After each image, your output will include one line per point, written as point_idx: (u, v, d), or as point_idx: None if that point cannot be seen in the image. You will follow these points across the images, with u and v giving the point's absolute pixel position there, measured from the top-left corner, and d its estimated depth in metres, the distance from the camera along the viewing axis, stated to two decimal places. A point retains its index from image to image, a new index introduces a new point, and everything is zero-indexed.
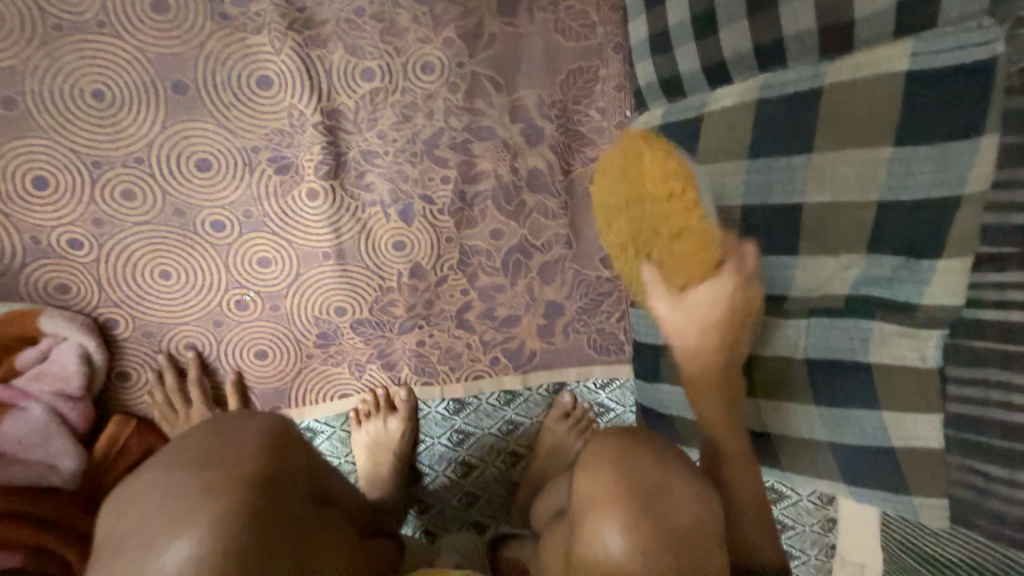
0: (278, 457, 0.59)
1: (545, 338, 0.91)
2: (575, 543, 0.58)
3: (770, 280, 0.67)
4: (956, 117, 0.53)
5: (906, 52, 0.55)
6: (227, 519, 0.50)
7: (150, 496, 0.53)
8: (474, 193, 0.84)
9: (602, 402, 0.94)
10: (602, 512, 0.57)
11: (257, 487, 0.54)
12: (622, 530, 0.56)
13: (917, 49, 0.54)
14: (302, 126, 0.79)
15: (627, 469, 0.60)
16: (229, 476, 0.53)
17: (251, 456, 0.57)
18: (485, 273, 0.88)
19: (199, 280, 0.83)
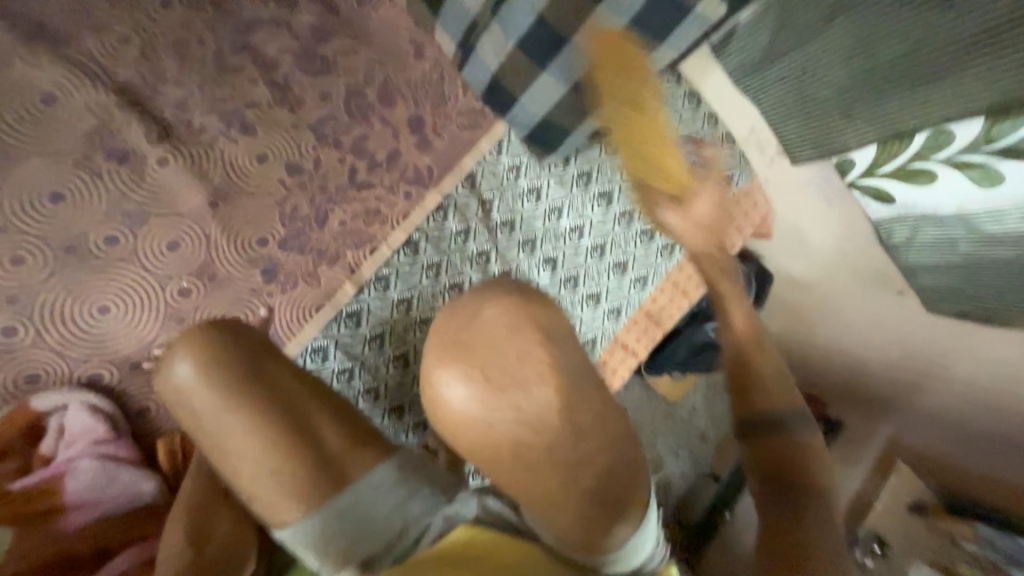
0: (283, 395, 0.78)
1: (426, 149, 1.04)
2: (429, 405, 0.56)
3: None
4: None
5: None
6: (270, 432, 0.75)
7: (199, 401, 0.74)
8: (283, 77, 0.95)
9: (510, 165, 1.09)
10: (452, 369, 0.53)
11: (294, 427, 0.77)
12: (470, 394, 0.53)
13: None
14: (108, 112, 0.86)
15: (532, 465, 0.55)
16: (262, 405, 0.76)
17: (269, 393, 0.77)
18: (344, 134, 1.00)
19: (134, 294, 0.90)
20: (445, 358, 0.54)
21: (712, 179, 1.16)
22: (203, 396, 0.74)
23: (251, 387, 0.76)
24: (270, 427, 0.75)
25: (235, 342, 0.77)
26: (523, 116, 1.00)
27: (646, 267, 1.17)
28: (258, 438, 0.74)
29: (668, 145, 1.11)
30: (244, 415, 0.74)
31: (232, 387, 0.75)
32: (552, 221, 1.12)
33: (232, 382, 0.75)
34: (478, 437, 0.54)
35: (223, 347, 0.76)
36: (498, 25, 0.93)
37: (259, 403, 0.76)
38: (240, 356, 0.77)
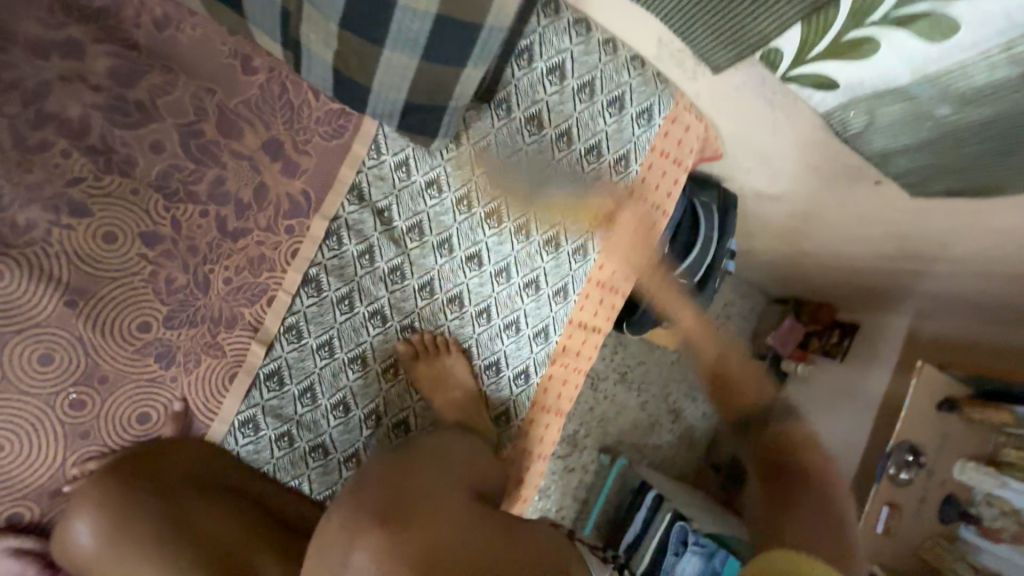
0: (178, 508, 0.80)
1: (295, 172, 0.91)
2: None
3: None
4: None
5: None
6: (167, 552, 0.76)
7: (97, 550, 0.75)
8: (100, 141, 0.82)
9: (396, 164, 0.95)
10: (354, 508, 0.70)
11: (191, 540, 0.78)
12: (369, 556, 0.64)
13: None
14: None
15: (458, 545, 0.66)
16: (155, 527, 0.77)
17: (162, 512, 0.78)
18: (195, 184, 0.87)
19: (24, 422, 0.82)
20: (353, 535, 0.66)
21: (630, 114, 1.00)
22: (106, 554, 0.75)
23: (138, 515, 0.77)
24: (167, 545, 0.76)
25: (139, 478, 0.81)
26: (384, 104, 0.86)
27: (582, 234, 1.04)
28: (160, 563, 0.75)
29: (567, 91, 0.96)
30: (142, 554, 0.75)
31: (124, 533, 0.76)
32: (463, 213, 0.99)
33: (119, 519, 0.76)
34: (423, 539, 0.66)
35: (119, 486, 0.79)
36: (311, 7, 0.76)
37: (151, 526, 0.77)
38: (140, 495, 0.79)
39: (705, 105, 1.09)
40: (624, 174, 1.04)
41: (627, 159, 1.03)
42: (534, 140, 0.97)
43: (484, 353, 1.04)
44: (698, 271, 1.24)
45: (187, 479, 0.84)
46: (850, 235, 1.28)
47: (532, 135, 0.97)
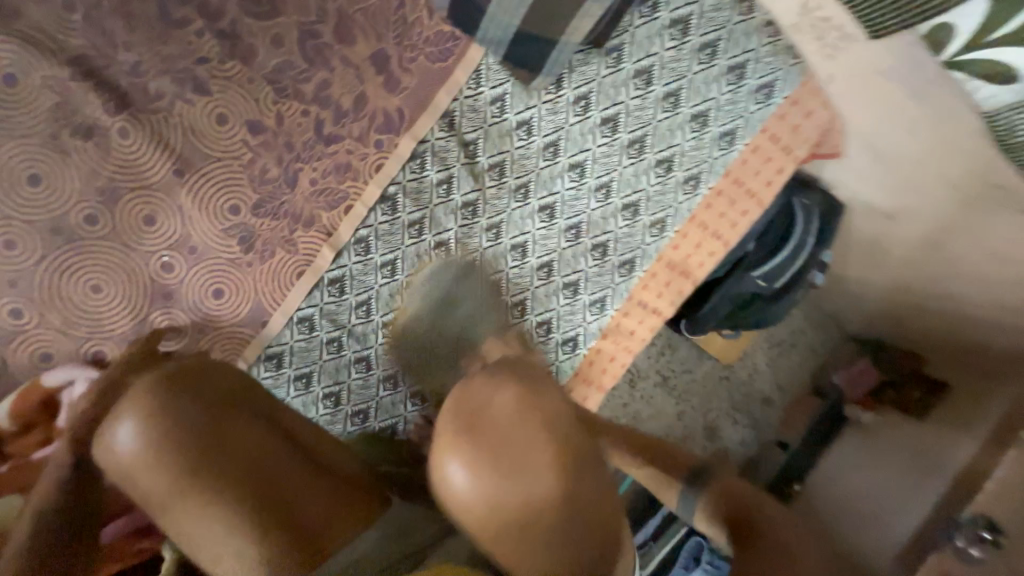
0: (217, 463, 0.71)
1: (396, 89, 0.92)
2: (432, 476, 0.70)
3: None
4: None
5: None
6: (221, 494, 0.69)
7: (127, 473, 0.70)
8: (232, 26, 0.88)
9: (492, 97, 0.93)
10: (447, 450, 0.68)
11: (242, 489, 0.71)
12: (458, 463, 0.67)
13: None
14: (66, 87, 0.84)
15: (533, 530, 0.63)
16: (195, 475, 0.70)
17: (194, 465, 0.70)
18: (303, 83, 0.90)
19: (123, 271, 0.90)
20: (458, 434, 0.69)
21: (749, 88, 0.91)
22: (157, 464, 0.70)
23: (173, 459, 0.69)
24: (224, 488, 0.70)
25: (174, 405, 0.72)
26: (499, 30, 0.88)
27: (664, 207, 0.97)
28: (219, 493, 0.70)
29: (686, 48, 0.89)
30: (202, 481, 0.69)
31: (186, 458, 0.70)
32: (547, 160, 0.96)
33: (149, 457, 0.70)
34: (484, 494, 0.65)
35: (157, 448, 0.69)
36: None
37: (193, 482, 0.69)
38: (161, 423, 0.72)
39: (834, 95, 0.95)
40: (726, 151, 0.95)
41: (733, 135, 0.94)
42: (638, 95, 0.92)
43: (536, 310, 1.01)
44: (779, 279, 1.13)
45: (215, 429, 0.74)
46: (994, 278, 1.06)
47: (637, 90, 0.91)
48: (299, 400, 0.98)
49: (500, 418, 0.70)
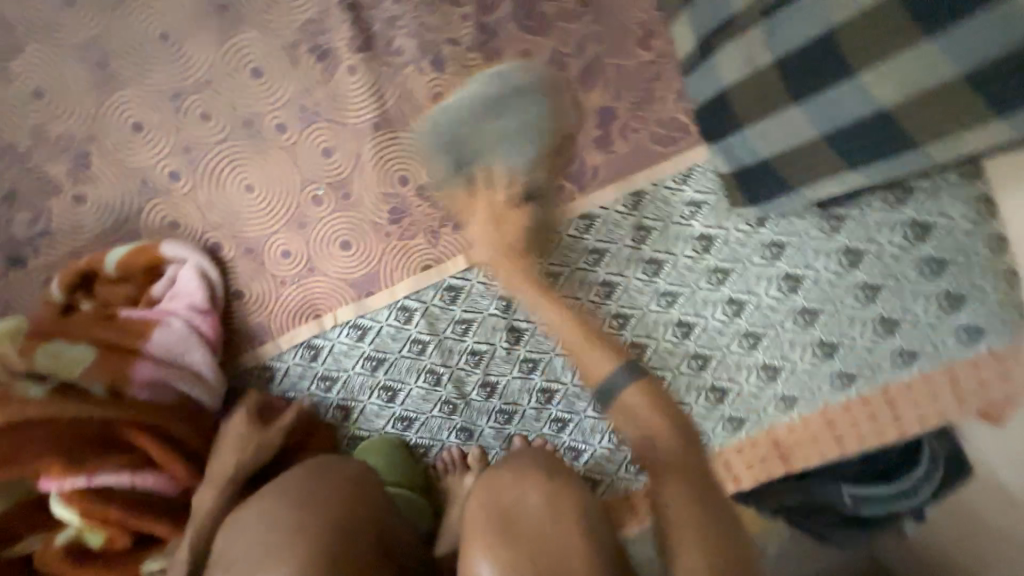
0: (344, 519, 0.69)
1: (605, 149, 0.90)
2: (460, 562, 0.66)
3: None
4: None
5: None
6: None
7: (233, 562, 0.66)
8: (495, 24, 0.88)
9: (690, 200, 0.89)
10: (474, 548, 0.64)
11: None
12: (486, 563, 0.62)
13: None
14: (329, 10, 0.87)
15: None
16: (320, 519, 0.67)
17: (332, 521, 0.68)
18: (526, 101, 0.89)
19: (279, 185, 0.91)
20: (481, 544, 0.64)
21: (957, 322, 0.83)
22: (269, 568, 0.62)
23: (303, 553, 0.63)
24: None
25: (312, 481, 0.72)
26: (743, 149, 0.80)
27: (802, 387, 0.90)
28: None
29: (911, 255, 0.82)
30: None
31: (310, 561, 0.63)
32: (709, 284, 0.91)
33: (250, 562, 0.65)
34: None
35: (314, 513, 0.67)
36: (766, 26, 0.70)
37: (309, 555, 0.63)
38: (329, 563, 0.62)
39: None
40: (896, 369, 0.86)
41: (913, 357, 0.85)
42: (836, 271, 0.85)
43: None
44: (871, 507, 1.02)
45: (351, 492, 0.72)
46: None
47: (837, 265, 0.85)
48: (357, 379, 0.95)
49: (534, 522, 0.64)
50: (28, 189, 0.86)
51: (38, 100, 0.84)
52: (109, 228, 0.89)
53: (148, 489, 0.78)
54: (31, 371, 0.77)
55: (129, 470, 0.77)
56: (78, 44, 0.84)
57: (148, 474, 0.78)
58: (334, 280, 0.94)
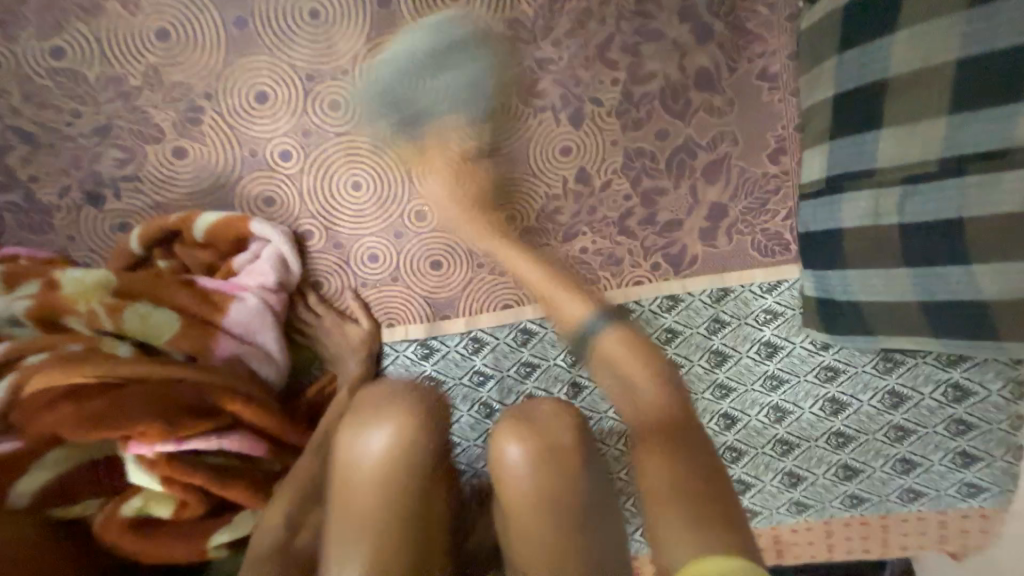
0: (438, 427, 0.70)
1: (707, 242, 0.93)
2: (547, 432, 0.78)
3: (972, 139, 0.68)
4: None
5: None
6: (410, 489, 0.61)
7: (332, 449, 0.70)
8: (641, 95, 0.87)
9: (768, 308, 0.95)
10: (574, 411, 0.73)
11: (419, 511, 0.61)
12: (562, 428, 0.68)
13: None
14: (486, 36, 0.84)
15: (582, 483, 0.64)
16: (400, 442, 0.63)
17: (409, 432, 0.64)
18: (648, 178, 0.91)
19: (388, 191, 0.89)
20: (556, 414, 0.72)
21: (963, 478, 0.93)
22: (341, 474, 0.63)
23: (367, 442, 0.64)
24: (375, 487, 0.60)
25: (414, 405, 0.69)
26: (837, 284, 0.85)
27: (816, 498, 0.98)
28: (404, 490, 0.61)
29: (944, 413, 0.91)
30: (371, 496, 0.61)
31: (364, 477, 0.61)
32: (761, 388, 0.97)
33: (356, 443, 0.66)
34: (517, 491, 0.62)
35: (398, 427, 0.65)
36: (899, 190, 0.75)
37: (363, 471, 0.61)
38: (421, 484, 0.62)
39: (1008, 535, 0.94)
40: (899, 502, 0.96)
41: (917, 496, 0.96)
42: (876, 407, 0.94)
43: None
44: None
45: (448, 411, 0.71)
46: None
47: (879, 403, 0.94)
48: None
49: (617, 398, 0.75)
50: (124, 130, 0.80)
51: (160, 41, 0.78)
52: (201, 190, 0.84)
53: (234, 455, 0.71)
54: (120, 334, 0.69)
55: (217, 434, 0.69)
56: None
57: (235, 437, 0.70)
58: (415, 296, 0.94)
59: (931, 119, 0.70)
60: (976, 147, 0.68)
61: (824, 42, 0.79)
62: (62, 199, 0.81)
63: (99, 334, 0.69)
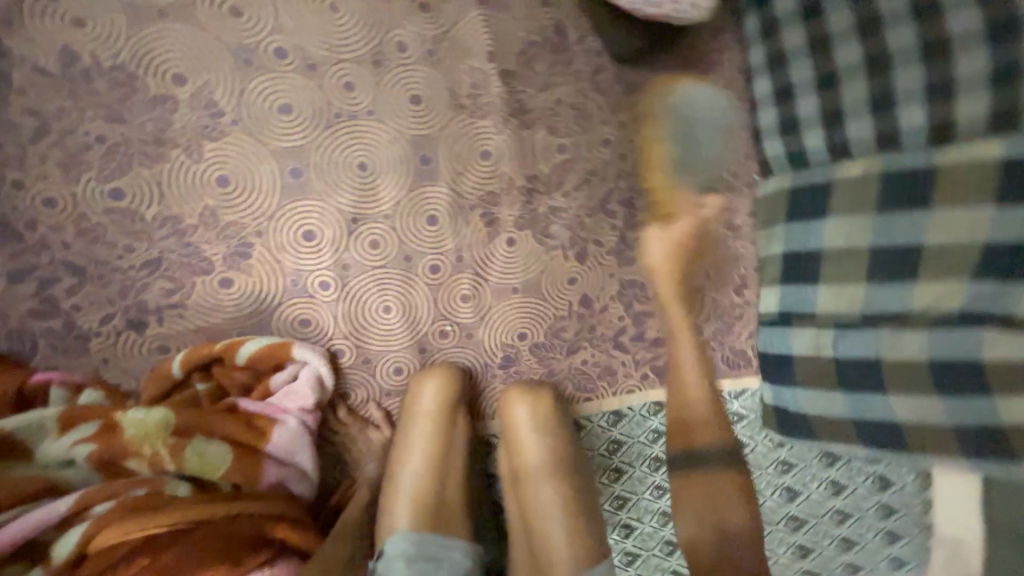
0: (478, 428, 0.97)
1: (687, 356, 1.10)
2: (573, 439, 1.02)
3: (883, 302, 0.90)
4: None
5: (1000, 146, 0.76)
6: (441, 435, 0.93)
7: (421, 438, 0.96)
8: (634, 239, 1.06)
9: (735, 411, 1.12)
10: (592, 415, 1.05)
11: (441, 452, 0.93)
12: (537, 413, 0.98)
13: (1009, 144, 0.75)
14: (508, 189, 0.99)
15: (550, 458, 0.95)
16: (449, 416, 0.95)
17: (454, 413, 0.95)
18: (638, 302, 1.08)
19: (415, 313, 0.99)
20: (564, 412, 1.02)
21: (890, 553, 1.13)
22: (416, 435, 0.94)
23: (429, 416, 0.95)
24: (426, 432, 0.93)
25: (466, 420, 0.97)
26: (790, 397, 1.03)
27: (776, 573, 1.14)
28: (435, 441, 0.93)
29: (874, 499, 1.11)
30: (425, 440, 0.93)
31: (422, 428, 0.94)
32: None
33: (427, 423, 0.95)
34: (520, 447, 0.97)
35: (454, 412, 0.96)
36: (834, 332, 0.95)
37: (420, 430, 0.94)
38: (456, 428, 0.95)
39: None
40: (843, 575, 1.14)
41: (856, 569, 1.14)
42: (822, 494, 1.12)
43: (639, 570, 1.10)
44: None
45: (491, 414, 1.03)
46: None
47: (824, 490, 1.12)
48: None
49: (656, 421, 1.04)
50: (175, 262, 0.86)
51: (219, 187, 0.86)
52: (242, 315, 0.90)
53: None
54: (179, 471, 0.75)
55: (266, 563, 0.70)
56: (277, 148, 0.87)
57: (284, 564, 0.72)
58: None
59: (855, 284, 0.92)
60: (886, 309, 0.90)
61: (776, 211, 1.01)
62: (103, 324, 0.84)
63: (157, 472, 0.74)
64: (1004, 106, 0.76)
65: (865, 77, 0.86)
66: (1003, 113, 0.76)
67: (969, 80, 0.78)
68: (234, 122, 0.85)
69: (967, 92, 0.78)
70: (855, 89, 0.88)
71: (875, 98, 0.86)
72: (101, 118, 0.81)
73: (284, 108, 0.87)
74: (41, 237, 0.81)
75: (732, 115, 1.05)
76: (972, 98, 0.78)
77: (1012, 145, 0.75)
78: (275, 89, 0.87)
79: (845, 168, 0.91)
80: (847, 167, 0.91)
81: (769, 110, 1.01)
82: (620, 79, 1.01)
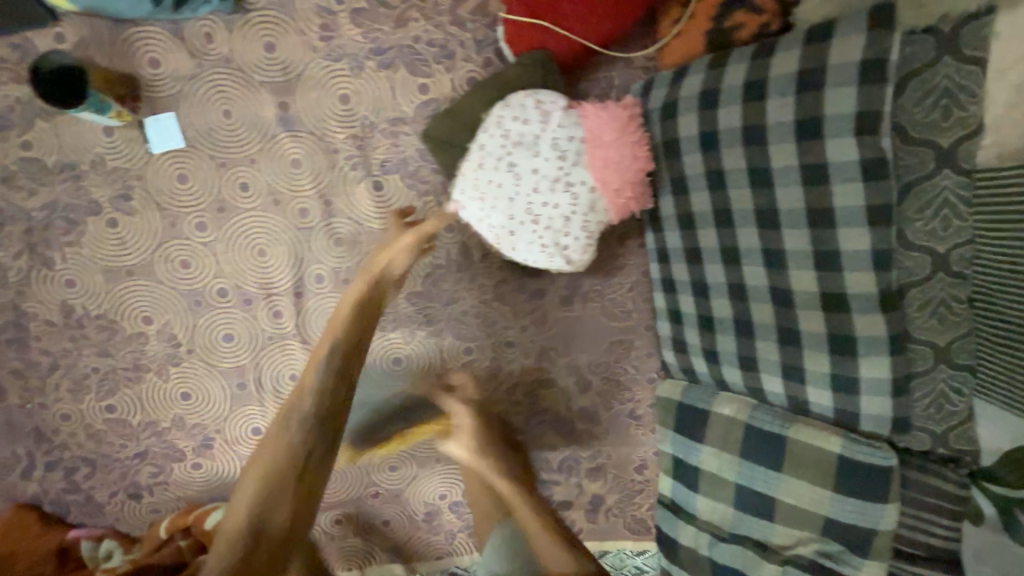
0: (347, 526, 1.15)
1: (590, 519, 1.22)
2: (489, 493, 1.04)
3: (750, 528, 0.93)
4: (871, 489, 0.78)
5: (836, 442, 0.80)
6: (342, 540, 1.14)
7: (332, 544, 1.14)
8: (539, 422, 1.16)
9: (636, 566, 1.24)
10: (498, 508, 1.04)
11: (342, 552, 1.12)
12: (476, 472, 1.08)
13: (844, 444, 0.79)
14: (421, 387, 1.13)
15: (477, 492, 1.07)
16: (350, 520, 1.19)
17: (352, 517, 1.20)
18: (544, 473, 1.20)
19: (351, 479, 1.20)
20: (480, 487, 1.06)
21: None
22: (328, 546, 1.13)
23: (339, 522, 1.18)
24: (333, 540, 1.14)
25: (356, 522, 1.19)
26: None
27: None
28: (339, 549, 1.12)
29: None
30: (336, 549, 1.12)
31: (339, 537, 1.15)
32: None
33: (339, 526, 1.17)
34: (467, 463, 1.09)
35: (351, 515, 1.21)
36: (709, 538, 0.99)
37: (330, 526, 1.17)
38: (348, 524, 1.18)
39: None
40: None
41: None
42: None
43: None
44: None
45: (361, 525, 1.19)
46: None
47: None
48: None
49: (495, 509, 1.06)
50: (157, 453, 1.10)
51: (183, 398, 1.08)
52: (211, 486, 1.14)
53: None
54: None
55: None
56: (224, 367, 1.07)
57: None
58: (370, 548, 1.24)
59: (725, 506, 0.95)
60: (751, 534, 0.94)
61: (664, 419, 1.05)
62: (111, 496, 1.12)
63: None
64: (843, 406, 0.77)
65: (735, 333, 0.88)
66: (843, 411, 0.78)
67: (815, 374, 0.79)
68: (189, 350, 1.06)
69: (814, 383, 0.79)
70: (727, 340, 0.90)
71: (742, 354, 0.88)
72: (94, 352, 1.04)
73: (229, 335, 1.06)
74: (62, 438, 1.08)
75: (635, 315, 1.11)
76: (819, 390, 0.79)
77: (846, 446, 0.79)
78: (221, 321, 1.05)
79: (718, 404, 0.96)
80: (721, 402, 0.96)
81: (664, 322, 1.03)
82: (522, 288, 1.10)
